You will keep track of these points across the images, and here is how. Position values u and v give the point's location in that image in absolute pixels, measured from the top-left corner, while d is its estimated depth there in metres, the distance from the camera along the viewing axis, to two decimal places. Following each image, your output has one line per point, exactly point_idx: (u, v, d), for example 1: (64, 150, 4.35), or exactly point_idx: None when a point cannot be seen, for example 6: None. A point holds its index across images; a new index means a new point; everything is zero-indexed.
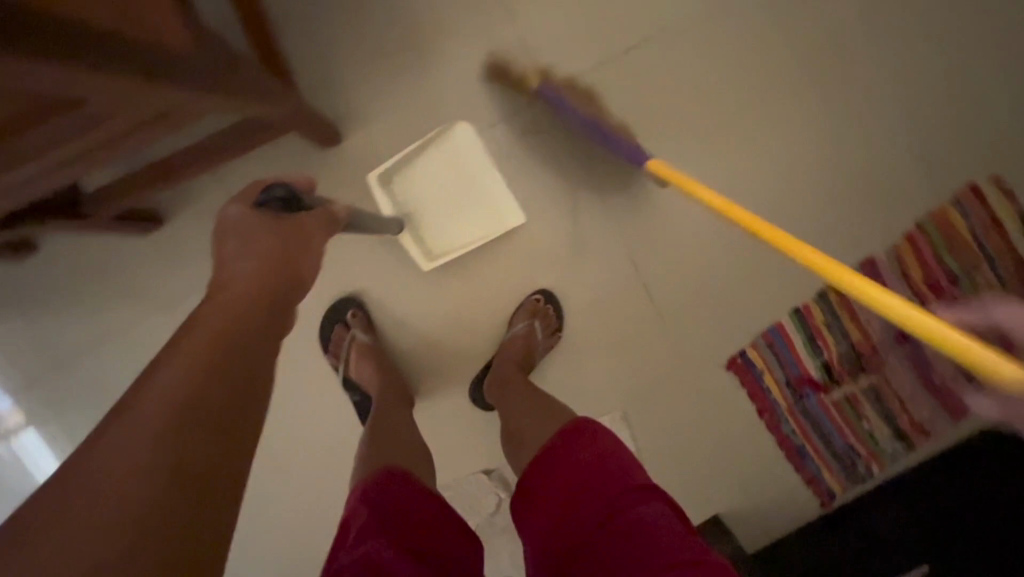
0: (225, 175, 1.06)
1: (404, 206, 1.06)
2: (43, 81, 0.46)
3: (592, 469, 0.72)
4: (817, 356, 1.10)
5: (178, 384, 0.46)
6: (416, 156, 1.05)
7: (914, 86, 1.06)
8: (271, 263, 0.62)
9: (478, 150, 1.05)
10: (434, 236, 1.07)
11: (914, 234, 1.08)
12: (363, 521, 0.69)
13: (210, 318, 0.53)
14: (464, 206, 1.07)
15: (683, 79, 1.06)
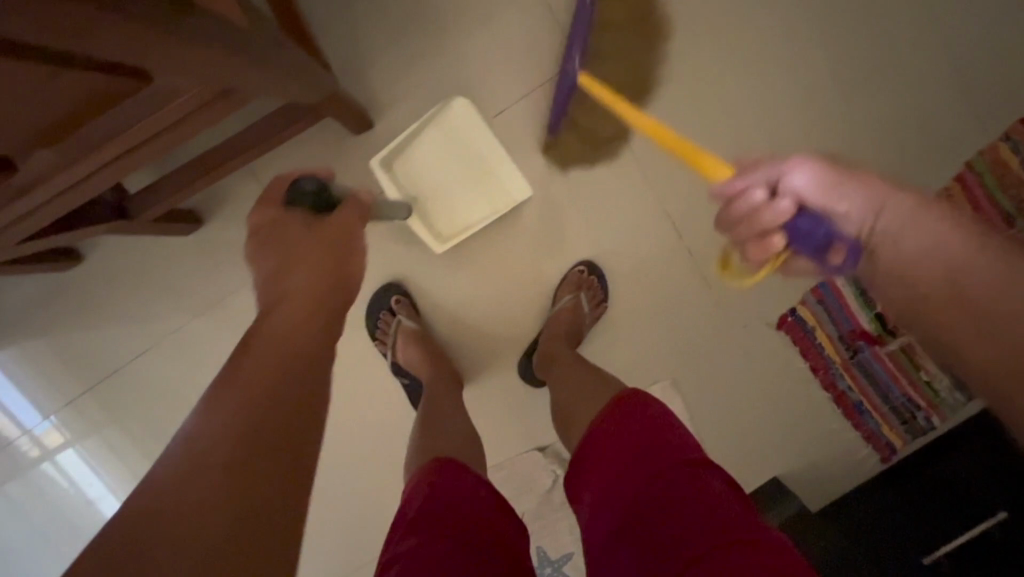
0: (258, 169, 1.06)
1: (411, 190, 1.05)
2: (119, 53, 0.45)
3: (648, 446, 0.69)
4: (870, 309, 1.06)
5: (236, 394, 0.46)
6: (417, 138, 1.03)
7: (958, 18, 1.03)
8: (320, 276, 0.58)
9: (476, 124, 1.01)
10: (443, 218, 1.06)
11: (964, 174, 1.03)
12: (418, 504, 0.70)
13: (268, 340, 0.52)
14: (472, 184, 1.05)
15: (714, 36, 1.04)
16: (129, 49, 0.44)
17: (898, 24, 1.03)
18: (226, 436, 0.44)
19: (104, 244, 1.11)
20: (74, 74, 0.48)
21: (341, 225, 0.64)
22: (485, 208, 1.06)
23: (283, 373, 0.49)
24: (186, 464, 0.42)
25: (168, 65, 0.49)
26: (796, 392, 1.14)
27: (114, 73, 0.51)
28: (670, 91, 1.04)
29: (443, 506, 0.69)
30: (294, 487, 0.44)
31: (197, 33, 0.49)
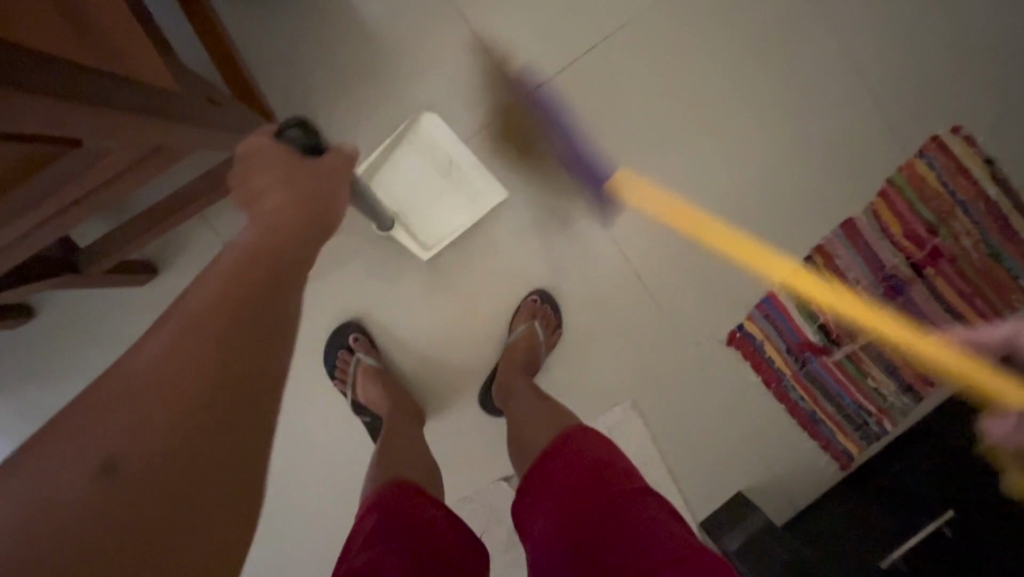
0: (212, 218, 1.08)
1: (392, 203, 1.07)
2: (48, 125, 0.47)
3: (600, 476, 0.71)
4: (814, 320, 1.12)
5: (179, 338, 0.43)
6: (392, 153, 1.06)
7: (866, 49, 1.11)
8: (300, 214, 0.61)
9: (447, 135, 1.06)
10: (426, 227, 1.09)
11: (887, 189, 1.13)
12: (373, 524, 0.69)
13: (214, 287, 0.48)
14: (448, 194, 1.08)
15: (646, 71, 1.10)
16: (54, 123, 0.46)
17: (813, 56, 1.11)
18: (181, 364, 0.42)
19: (58, 298, 1.11)
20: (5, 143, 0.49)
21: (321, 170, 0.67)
22: (464, 213, 1.09)
23: (249, 310, 0.47)
24: (140, 386, 0.40)
25: (97, 133, 0.51)
26: (752, 406, 1.17)
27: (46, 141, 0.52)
28: (608, 126, 1.10)
29: (402, 525, 0.69)
30: (259, 419, 0.43)
31: (123, 105, 0.51)
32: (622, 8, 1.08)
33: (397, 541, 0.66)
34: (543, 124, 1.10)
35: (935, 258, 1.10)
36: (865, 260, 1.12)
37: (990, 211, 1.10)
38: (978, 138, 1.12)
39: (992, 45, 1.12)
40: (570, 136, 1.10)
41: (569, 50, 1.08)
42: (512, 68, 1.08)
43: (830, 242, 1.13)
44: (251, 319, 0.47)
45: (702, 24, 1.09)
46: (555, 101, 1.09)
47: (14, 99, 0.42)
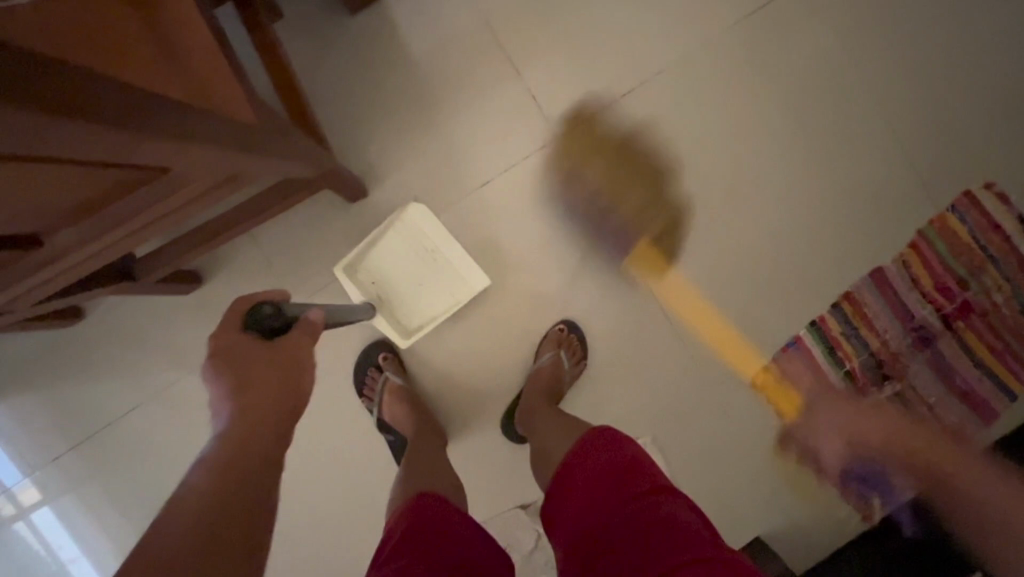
0: (257, 234, 1.13)
1: (374, 291, 1.12)
2: (162, 151, 0.51)
3: (620, 477, 0.72)
4: (840, 366, 1.13)
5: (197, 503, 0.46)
6: (377, 240, 1.10)
7: (899, 103, 1.14)
8: (276, 377, 0.56)
9: (432, 227, 1.09)
10: (409, 317, 1.13)
11: (917, 240, 1.14)
12: (402, 532, 0.72)
13: (236, 396, 0.54)
14: (430, 283, 1.12)
15: (681, 113, 1.13)
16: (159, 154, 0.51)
17: (847, 106, 1.13)
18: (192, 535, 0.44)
19: (106, 301, 1.16)
20: (115, 171, 0.53)
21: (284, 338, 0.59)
22: (445, 301, 1.12)
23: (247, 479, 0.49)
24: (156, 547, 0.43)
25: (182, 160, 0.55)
26: (773, 449, 1.16)
27: (146, 171, 0.56)
28: (641, 164, 1.14)
29: (431, 544, 0.69)
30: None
31: (215, 139, 0.57)
32: (660, 55, 1.12)
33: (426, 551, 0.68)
34: (579, 161, 1.13)
35: (966, 311, 1.10)
36: (894, 309, 1.12)
37: None
38: (1012, 196, 1.12)
39: None
40: (605, 171, 1.14)
41: (607, 92, 1.13)
42: (553, 105, 1.13)
43: (858, 289, 1.14)
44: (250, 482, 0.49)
45: (737, 71, 1.13)
46: (592, 138, 1.13)
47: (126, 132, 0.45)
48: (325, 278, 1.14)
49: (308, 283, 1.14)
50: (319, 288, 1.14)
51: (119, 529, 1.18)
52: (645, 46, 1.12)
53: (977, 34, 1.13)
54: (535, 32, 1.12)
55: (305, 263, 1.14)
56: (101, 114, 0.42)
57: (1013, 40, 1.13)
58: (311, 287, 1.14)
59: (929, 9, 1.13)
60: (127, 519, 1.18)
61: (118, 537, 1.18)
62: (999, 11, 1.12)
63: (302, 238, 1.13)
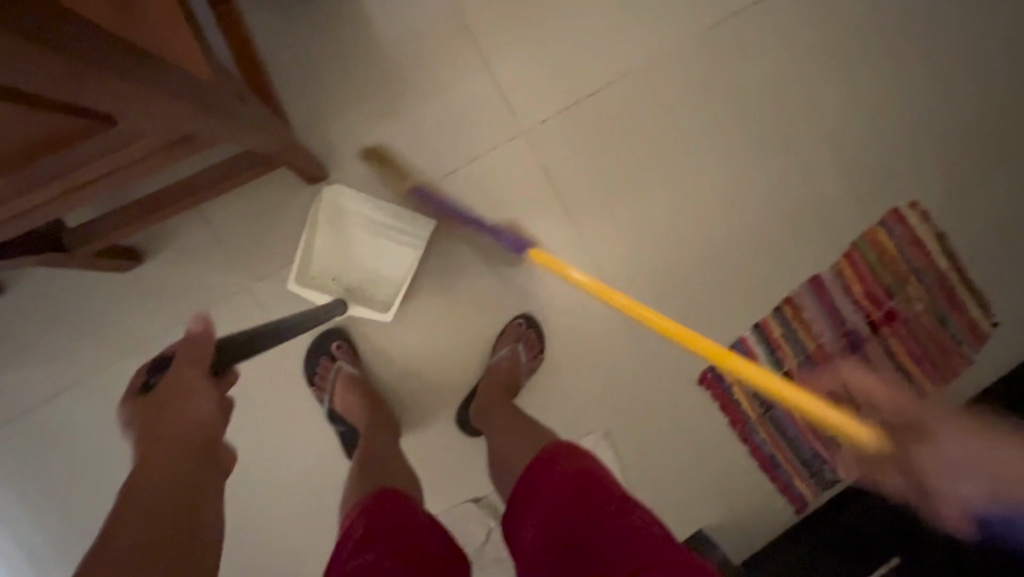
0: (207, 213, 1.08)
1: (338, 286, 1.10)
2: (110, 91, 0.49)
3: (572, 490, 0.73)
4: (779, 367, 1.20)
5: (136, 525, 0.48)
6: (314, 237, 1.08)
7: (840, 123, 1.22)
8: (176, 422, 0.56)
9: (351, 197, 1.07)
10: (380, 291, 1.11)
11: (852, 252, 1.22)
12: (363, 528, 0.70)
13: (156, 446, 0.54)
14: (385, 250, 1.11)
15: (643, 116, 1.17)
16: (106, 94, 0.48)
17: (793, 121, 1.21)
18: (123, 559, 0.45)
19: (28, 277, 1.07)
20: (55, 116, 0.50)
21: (177, 385, 0.58)
22: (404, 257, 1.10)
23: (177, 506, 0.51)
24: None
25: (133, 108, 0.53)
26: (719, 445, 1.21)
27: (90, 119, 0.53)
28: (603, 162, 1.16)
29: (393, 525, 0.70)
30: None
31: (165, 87, 0.54)
32: (626, 56, 1.16)
33: (391, 543, 0.67)
34: (545, 157, 1.15)
35: (890, 318, 1.22)
36: (828, 314, 1.21)
37: (941, 282, 1.22)
38: (934, 214, 1.24)
39: (950, 132, 1.24)
40: (568, 166, 1.16)
41: (574, 91, 1.15)
42: (519, 100, 1.14)
43: (798, 294, 1.22)
44: (179, 506, 0.51)
45: (696, 80, 1.18)
46: (557, 135, 1.15)
47: (74, 66, 0.43)
48: (279, 262, 1.09)
49: (260, 266, 1.09)
50: (271, 271, 1.09)
51: (29, 530, 1.08)
52: (611, 47, 1.16)
53: (909, 64, 1.23)
54: (505, 26, 1.13)
55: (257, 246, 1.09)
56: (48, 37, 0.40)
57: (941, 69, 1.23)
58: (263, 270, 1.09)
59: (869, 37, 1.22)
60: (41, 517, 1.08)
61: (27, 538, 1.08)
62: (930, 44, 1.23)
63: (255, 219, 1.09)
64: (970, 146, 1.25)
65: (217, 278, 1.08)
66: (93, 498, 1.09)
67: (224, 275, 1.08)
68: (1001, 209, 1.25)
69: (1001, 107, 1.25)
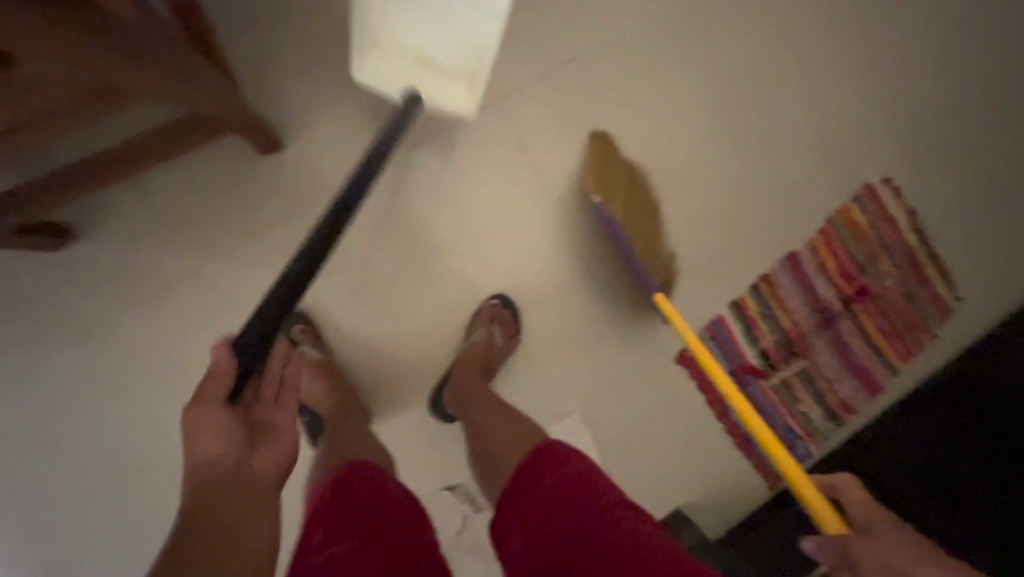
0: (151, 187, 0.99)
1: (404, 70, 0.99)
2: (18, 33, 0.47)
3: (569, 495, 0.69)
4: (755, 344, 1.20)
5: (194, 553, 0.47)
6: (368, 34, 0.95)
7: (813, 97, 1.22)
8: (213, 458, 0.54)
9: None
10: (449, 59, 0.97)
11: (826, 228, 1.22)
12: (331, 521, 0.64)
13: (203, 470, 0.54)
14: (445, 41, 0.93)
15: (618, 87, 1.14)
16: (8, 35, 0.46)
17: (767, 95, 1.20)
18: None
19: None
20: None
21: (200, 416, 0.56)
22: (472, 57, 0.96)
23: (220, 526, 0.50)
24: None
25: (56, 55, 0.52)
26: (696, 423, 1.20)
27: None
28: (579, 134, 1.13)
29: (363, 517, 0.64)
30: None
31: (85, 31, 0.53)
32: (596, 25, 1.13)
33: (364, 540, 0.62)
34: (518, 129, 1.11)
35: (862, 294, 1.23)
36: (803, 291, 1.21)
37: (910, 258, 1.24)
38: (904, 189, 1.24)
39: (920, 107, 1.25)
40: (542, 138, 1.12)
41: (547, 61, 1.12)
42: (490, 70, 1.10)
43: (774, 271, 1.21)
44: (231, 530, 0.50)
45: (669, 52, 1.16)
46: (530, 106, 1.11)
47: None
48: (231, 240, 1.01)
49: (210, 245, 1.00)
50: (222, 250, 1.00)
51: None
52: (581, 15, 1.13)
53: (878, 40, 1.23)
54: None
55: (207, 223, 1.00)
56: None
57: (909, 44, 1.24)
58: (215, 248, 1.00)
59: (838, 12, 1.22)
60: None
61: None
62: (897, 20, 1.24)
63: (204, 194, 1.00)
64: (939, 120, 1.25)
65: (163, 257, 1.00)
66: (28, 502, 0.99)
67: (170, 255, 1.00)
68: (968, 182, 1.26)
69: (968, 80, 1.26)
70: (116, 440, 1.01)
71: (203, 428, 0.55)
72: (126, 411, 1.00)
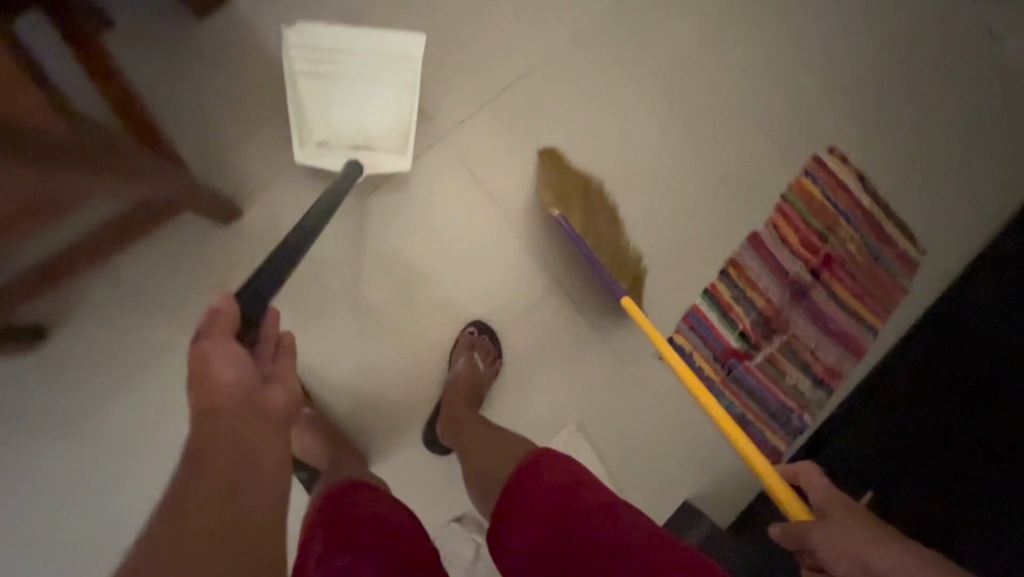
0: (117, 273, 1.00)
1: (344, 142, 1.07)
2: None
3: (565, 508, 0.69)
4: (734, 327, 1.22)
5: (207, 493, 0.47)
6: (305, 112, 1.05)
7: (748, 82, 1.25)
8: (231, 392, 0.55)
9: (324, 42, 1.04)
10: (381, 123, 1.08)
11: (783, 205, 1.25)
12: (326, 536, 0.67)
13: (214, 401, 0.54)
14: (376, 98, 1.07)
15: (559, 103, 1.17)
16: None
17: (702, 87, 1.24)
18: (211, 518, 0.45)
19: None
20: None
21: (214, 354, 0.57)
22: (402, 105, 1.07)
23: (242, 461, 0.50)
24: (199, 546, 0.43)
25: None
26: (689, 413, 1.22)
27: None
28: (528, 154, 1.16)
29: (357, 522, 0.68)
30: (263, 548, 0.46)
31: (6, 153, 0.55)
32: (521, 44, 1.17)
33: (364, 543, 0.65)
34: (465, 158, 1.14)
35: (828, 262, 1.26)
36: (771, 268, 1.24)
37: (868, 219, 1.27)
38: (850, 155, 1.28)
39: (850, 75, 1.29)
40: (494, 164, 1.15)
41: (486, 89, 1.15)
42: (433, 107, 1.13)
43: (740, 254, 1.24)
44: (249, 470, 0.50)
45: (603, 62, 1.20)
46: (477, 134, 1.14)
47: None
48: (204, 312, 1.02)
49: (183, 320, 1.02)
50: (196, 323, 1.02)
51: None
52: (505, 36, 1.17)
53: (800, 18, 1.28)
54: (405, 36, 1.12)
55: (177, 299, 1.02)
56: None
57: (829, 18, 1.29)
58: (189, 323, 1.02)
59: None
60: None
61: None
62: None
63: (170, 271, 1.02)
64: (867, 82, 1.30)
65: (139, 339, 1.01)
66: None
67: (145, 335, 1.01)
68: (908, 140, 1.31)
69: (889, 44, 1.31)
70: (117, 527, 1.01)
71: (221, 352, 0.57)
72: (121, 496, 1.01)
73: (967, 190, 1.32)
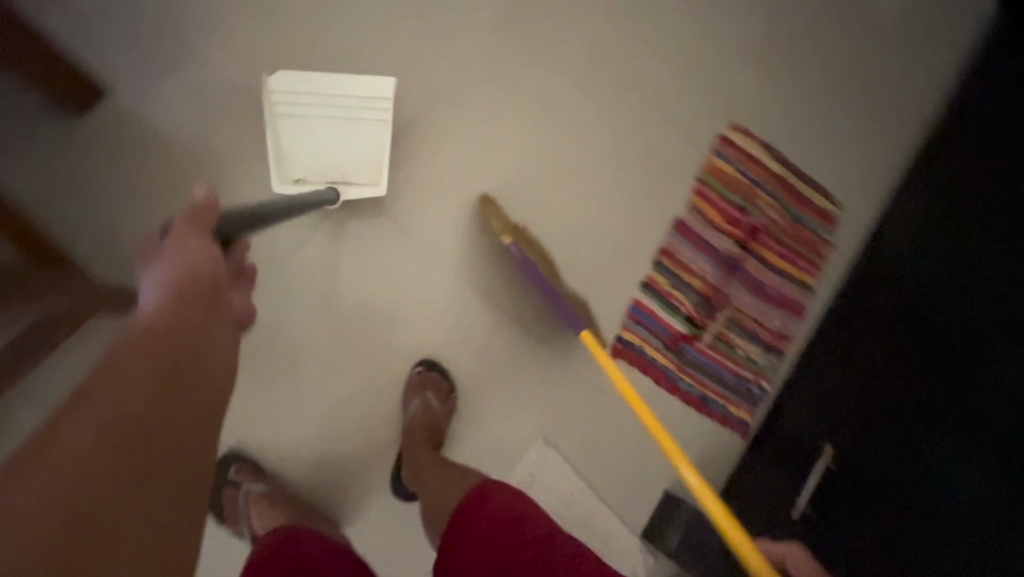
0: (47, 386, 1.00)
1: (319, 177, 1.10)
2: None
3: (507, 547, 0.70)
4: (677, 313, 1.25)
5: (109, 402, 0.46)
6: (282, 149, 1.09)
7: (647, 75, 1.27)
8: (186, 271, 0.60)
9: (303, 84, 1.09)
10: (354, 159, 1.11)
11: (700, 187, 1.29)
12: None
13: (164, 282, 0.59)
14: (348, 136, 1.11)
15: (465, 129, 1.17)
16: None
17: (605, 87, 1.25)
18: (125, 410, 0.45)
19: None
20: None
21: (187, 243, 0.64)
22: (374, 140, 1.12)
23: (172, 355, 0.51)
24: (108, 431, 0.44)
25: None
26: (649, 406, 1.24)
27: None
28: (444, 185, 1.16)
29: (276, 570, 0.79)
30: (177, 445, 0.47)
31: None
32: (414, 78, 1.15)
33: None
34: (381, 202, 1.13)
35: (753, 233, 1.30)
36: (701, 249, 1.28)
37: (782, 185, 1.33)
38: (754, 129, 1.33)
39: (743, 51, 1.33)
40: (411, 202, 1.14)
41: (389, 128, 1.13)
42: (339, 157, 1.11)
43: (669, 242, 1.27)
44: (178, 367, 0.51)
45: (502, 79, 1.19)
46: (389, 175, 1.13)
47: None
48: None
49: None
50: None
51: None
52: (398, 73, 1.15)
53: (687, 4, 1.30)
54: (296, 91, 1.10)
55: None
56: None
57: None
58: None
59: None
60: None
61: None
62: None
63: None
64: (758, 55, 1.34)
65: None
66: None
67: None
68: (805, 103, 1.36)
69: (774, 14, 1.35)
70: None
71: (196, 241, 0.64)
72: None
73: (868, 141, 1.39)
